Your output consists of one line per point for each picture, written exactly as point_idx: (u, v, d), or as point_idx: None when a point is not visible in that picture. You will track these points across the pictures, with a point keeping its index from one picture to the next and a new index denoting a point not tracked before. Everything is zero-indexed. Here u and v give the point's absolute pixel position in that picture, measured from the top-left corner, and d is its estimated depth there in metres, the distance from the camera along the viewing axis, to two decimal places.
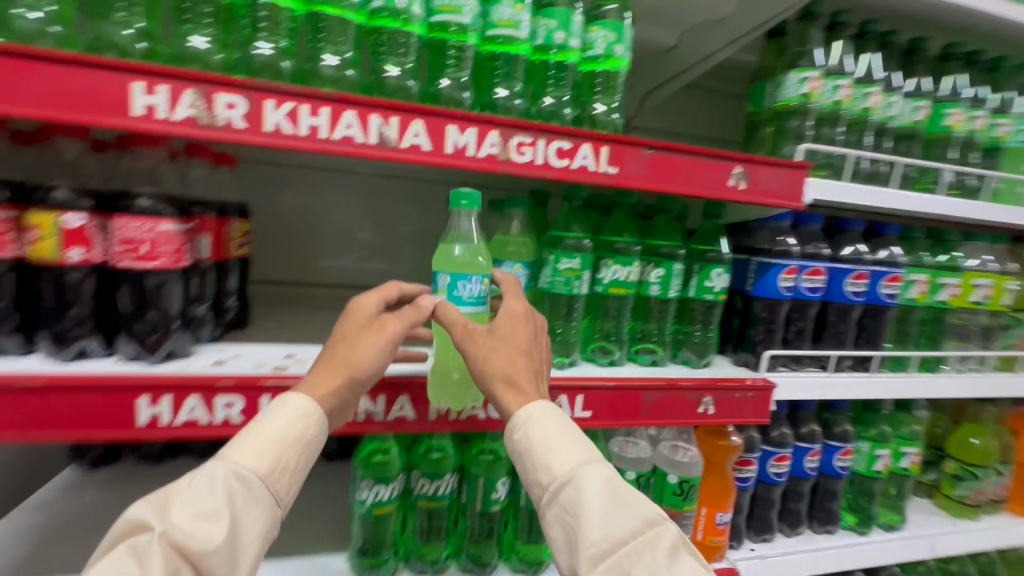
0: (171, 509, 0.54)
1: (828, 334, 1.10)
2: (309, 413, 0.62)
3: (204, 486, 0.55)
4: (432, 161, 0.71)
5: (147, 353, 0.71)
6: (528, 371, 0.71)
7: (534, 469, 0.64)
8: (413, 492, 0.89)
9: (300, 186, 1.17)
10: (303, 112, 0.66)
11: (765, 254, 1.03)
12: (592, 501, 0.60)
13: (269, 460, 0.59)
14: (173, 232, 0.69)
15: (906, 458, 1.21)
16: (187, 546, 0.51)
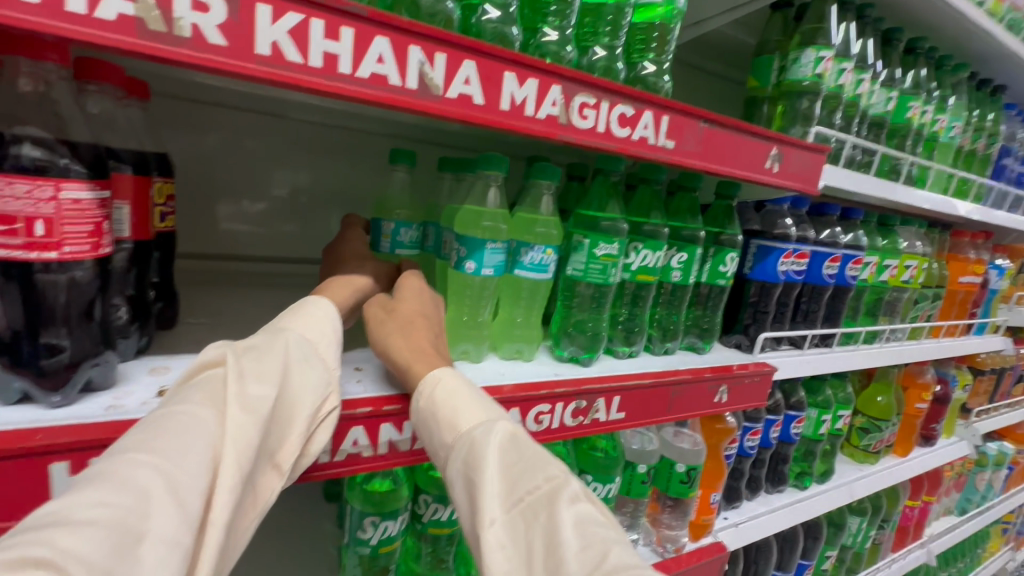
0: (242, 354, 0.44)
1: (801, 315, 1.15)
2: (336, 317, 0.55)
3: (274, 340, 0.47)
4: (486, 119, 0.54)
5: (49, 391, 0.46)
6: (424, 336, 0.60)
7: (438, 432, 0.52)
8: (420, 518, 0.75)
9: (226, 133, 0.88)
10: (315, 30, 0.44)
11: (764, 236, 1.02)
12: (492, 462, 0.47)
13: (324, 338, 0.52)
14: (85, 204, 0.44)
15: (841, 420, 1.36)
16: (252, 386, 0.42)
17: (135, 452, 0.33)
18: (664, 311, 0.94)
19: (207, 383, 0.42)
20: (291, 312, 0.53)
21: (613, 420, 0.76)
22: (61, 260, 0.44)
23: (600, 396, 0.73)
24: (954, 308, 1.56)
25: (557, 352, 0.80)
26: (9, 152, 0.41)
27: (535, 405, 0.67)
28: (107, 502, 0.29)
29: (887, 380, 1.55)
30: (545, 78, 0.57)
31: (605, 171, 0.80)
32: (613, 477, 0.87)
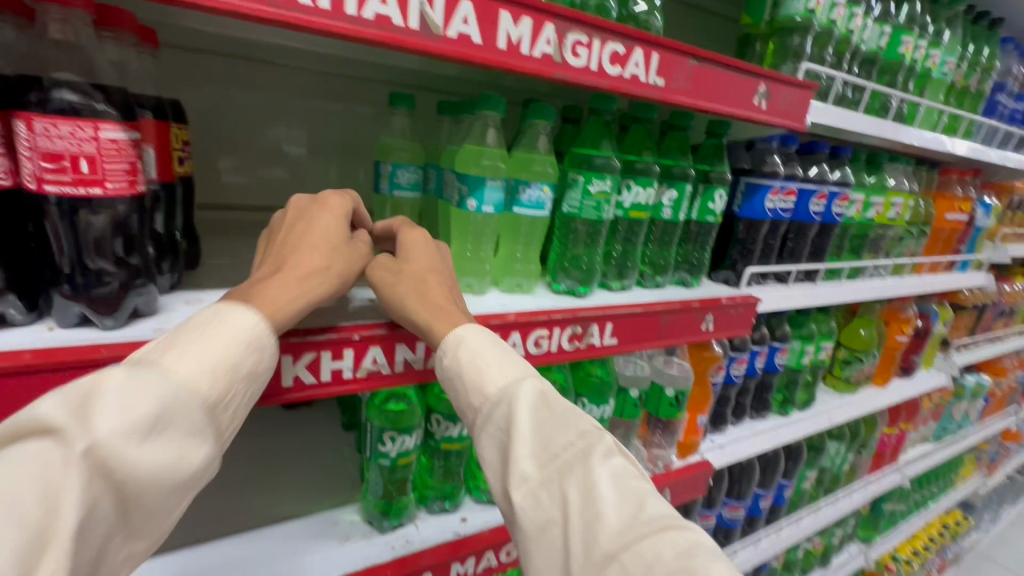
0: (93, 413, 0.34)
1: (788, 251, 1.20)
2: (261, 331, 0.46)
3: (148, 382, 0.36)
4: (484, 57, 0.57)
5: (102, 314, 0.52)
6: (441, 286, 0.63)
7: (469, 396, 0.56)
8: (433, 436, 0.85)
9: (224, 82, 0.90)
10: None
11: (751, 174, 1.07)
12: (526, 424, 0.52)
13: (220, 381, 0.41)
14: (120, 142, 0.48)
15: (823, 351, 1.44)
16: (104, 459, 0.33)
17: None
18: (655, 248, 0.99)
19: (27, 464, 0.31)
20: (191, 334, 0.42)
21: (606, 344, 0.82)
22: (103, 195, 0.48)
23: (594, 322, 0.80)
24: (939, 246, 1.61)
25: (553, 283, 0.86)
26: (48, 96, 0.45)
27: (534, 330, 0.74)
28: None
29: (871, 316, 1.63)
30: (541, 15, 0.59)
31: (599, 110, 0.83)
32: (606, 398, 0.95)
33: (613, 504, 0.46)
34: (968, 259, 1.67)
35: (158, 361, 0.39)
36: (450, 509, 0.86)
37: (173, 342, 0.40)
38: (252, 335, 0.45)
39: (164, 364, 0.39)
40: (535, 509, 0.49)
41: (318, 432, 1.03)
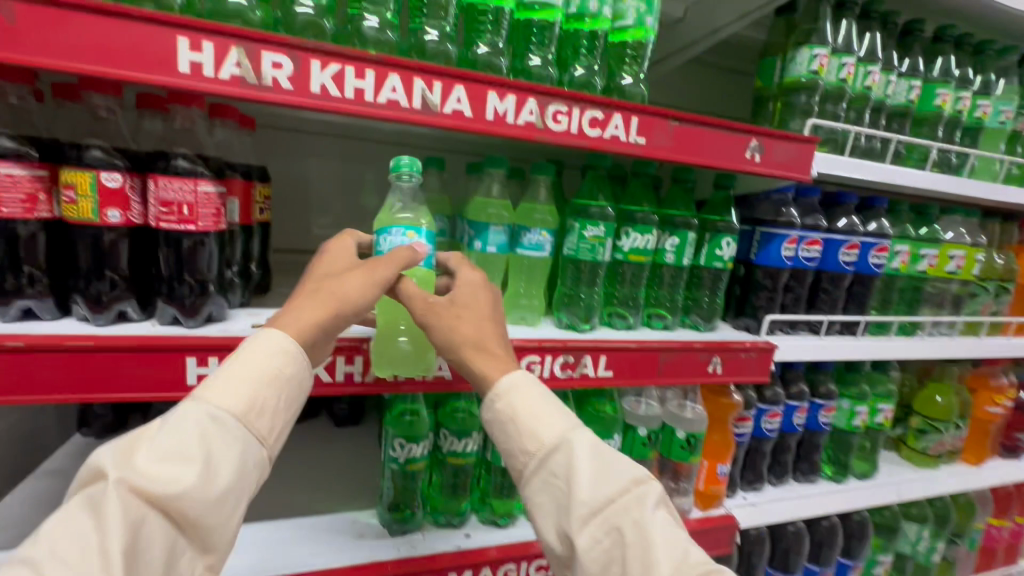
0: (130, 456, 0.47)
1: (823, 300, 1.17)
2: (284, 367, 0.56)
3: (182, 421, 0.50)
4: (473, 127, 0.72)
5: (97, 313, 0.68)
6: (496, 337, 0.71)
7: (523, 438, 0.65)
8: (441, 449, 0.93)
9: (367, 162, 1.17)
10: (339, 362, 0.73)
11: (769, 224, 1.08)
12: (580, 462, 0.61)
13: (257, 383, 0.54)
14: (211, 194, 0.69)
15: (924, 261, 1.21)
16: (154, 493, 0.46)
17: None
18: (665, 291, 1.03)
19: (85, 508, 0.45)
20: (222, 368, 0.55)
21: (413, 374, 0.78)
22: (197, 230, 0.69)
23: (587, 354, 0.87)
24: (993, 378, 1.50)
25: (559, 321, 0.94)
26: (84, 153, 0.63)
27: (526, 355, 0.83)
28: None
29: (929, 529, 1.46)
30: (431, 76, 0.69)
31: (641, 172, 0.99)
32: (612, 433, 1.00)
33: (666, 547, 0.56)
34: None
35: (205, 388, 0.53)
36: (457, 524, 0.95)
37: (203, 385, 0.54)
38: (269, 358, 0.56)
39: (209, 389, 0.53)
40: (597, 548, 0.58)
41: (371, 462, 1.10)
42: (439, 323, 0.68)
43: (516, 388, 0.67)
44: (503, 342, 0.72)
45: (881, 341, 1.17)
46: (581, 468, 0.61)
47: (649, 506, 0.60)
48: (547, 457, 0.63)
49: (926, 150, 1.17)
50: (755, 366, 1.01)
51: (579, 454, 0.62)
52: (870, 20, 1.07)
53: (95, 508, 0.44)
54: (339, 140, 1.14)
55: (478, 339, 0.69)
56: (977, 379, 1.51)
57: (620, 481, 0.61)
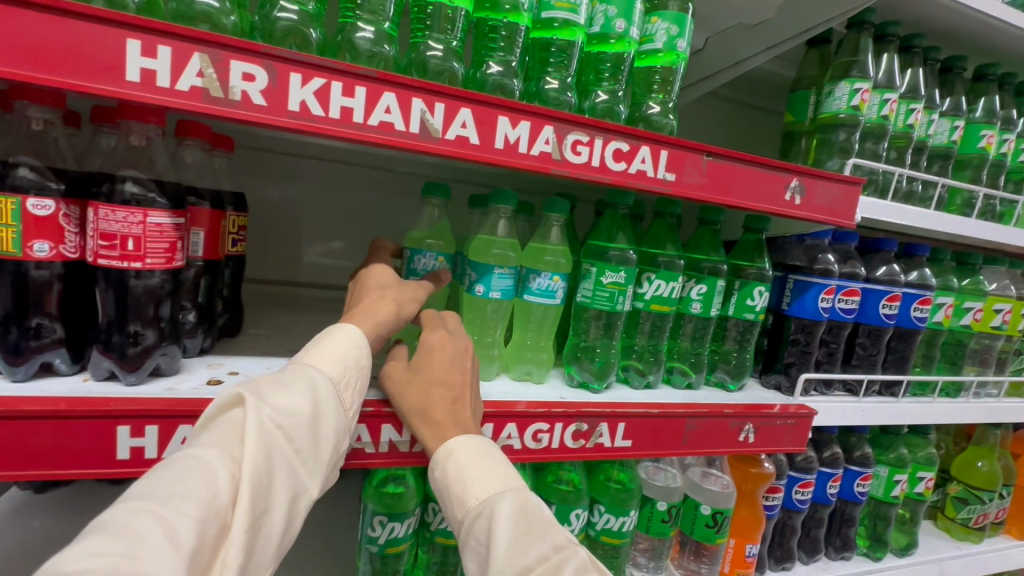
0: (257, 389, 0.50)
1: (858, 358, 1.06)
2: (362, 355, 0.58)
3: (294, 373, 0.53)
4: (480, 156, 0.61)
5: (12, 367, 0.55)
6: (444, 401, 0.60)
7: (451, 506, 0.55)
8: (429, 527, 0.80)
9: (361, 188, 1.07)
10: None
11: (802, 272, 0.97)
12: (498, 528, 0.49)
13: (352, 354, 0.57)
14: (165, 226, 0.58)
15: (968, 315, 1.11)
16: (284, 423, 0.48)
17: (134, 499, 0.38)
18: (688, 343, 0.92)
19: (226, 424, 0.47)
20: (314, 341, 0.58)
21: (396, 441, 0.64)
22: (144, 268, 0.57)
23: (603, 421, 0.74)
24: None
25: (569, 378, 0.82)
26: (9, 173, 0.52)
27: (533, 423, 0.71)
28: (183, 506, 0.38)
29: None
30: (433, 96, 0.59)
31: (665, 212, 0.88)
32: (627, 510, 0.86)
33: None
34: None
35: (304, 355, 0.56)
36: None
37: (301, 352, 0.57)
38: (353, 341, 0.58)
39: (308, 355, 0.56)
40: None
41: (346, 532, 0.95)
42: (391, 388, 0.62)
43: (453, 453, 0.56)
44: (455, 410, 0.60)
45: (925, 405, 1.05)
46: (498, 529, 0.49)
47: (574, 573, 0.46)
48: (468, 526, 0.52)
49: (970, 196, 1.08)
50: (791, 434, 0.89)
51: (499, 518, 0.50)
52: (913, 55, 0.99)
53: (236, 426, 0.47)
54: (333, 163, 1.04)
55: (423, 408, 0.60)
56: (1019, 443, 1.39)
57: (544, 543, 0.49)
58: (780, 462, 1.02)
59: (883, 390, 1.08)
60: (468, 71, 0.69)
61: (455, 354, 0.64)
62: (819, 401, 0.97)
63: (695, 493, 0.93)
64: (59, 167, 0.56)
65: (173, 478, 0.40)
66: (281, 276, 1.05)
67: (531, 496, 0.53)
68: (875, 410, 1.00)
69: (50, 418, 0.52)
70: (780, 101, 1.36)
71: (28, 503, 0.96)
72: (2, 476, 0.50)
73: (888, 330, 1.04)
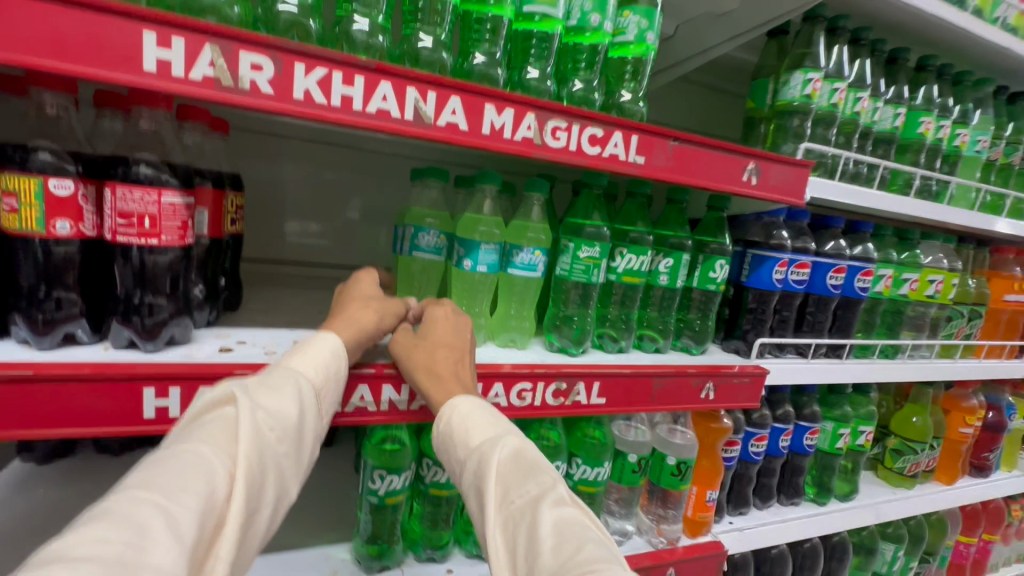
0: (246, 391, 0.53)
1: (808, 324, 1.17)
2: (341, 362, 0.64)
3: (281, 379, 0.57)
4: (468, 141, 0.68)
5: (38, 337, 0.60)
6: (448, 360, 0.69)
7: (454, 449, 0.61)
8: (424, 480, 0.88)
9: (349, 169, 1.11)
10: None
11: (760, 247, 1.07)
12: (491, 466, 0.55)
13: (331, 362, 0.63)
14: (177, 206, 0.62)
15: (905, 285, 1.23)
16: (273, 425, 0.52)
17: (135, 488, 0.40)
18: (656, 313, 1.01)
19: (217, 420, 0.49)
20: (296, 350, 0.63)
21: (396, 400, 0.72)
22: (159, 245, 0.62)
23: (580, 381, 0.83)
24: (965, 400, 1.53)
25: (549, 344, 0.90)
26: (29, 157, 0.56)
27: (518, 383, 0.79)
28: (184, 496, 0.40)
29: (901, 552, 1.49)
30: (426, 86, 0.65)
31: (636, 192, 0.96)
32: (602, 462, 0.96)
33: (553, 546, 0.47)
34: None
35: (287, 362, 0.61)
36: (438, 559, 0.90)
37: (285, 359, 0.61)
38: (333, 348, 0.65)
39: (292, 361, 0.61)
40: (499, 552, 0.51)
41: (344, 491, 1.03)
42: (399, 350, 0.70)
43: (454, 406, 0.63)
44: (457, 367, 0.68)
45: (865, 365, 1.18)
46: (492, 468, 0.55)
47: (550, 505, 0.50)
48: (467, 465, 0.58)
49: (909, 176, 1.19)
50: (747, 391, 0.99)
51: (491, 459, 0.56)
52: (861, 46, 1.08)
53: (227, 423, 0.49)
54: (321, 144, 1.08)
55: (428, 365, 0.68)
56: (950, 401, 1.54)
57: (530, 479, 0.54)
58: (738, 418, 1.14)
59: (829, 353, 1.20)
60: (455, 61, 0.74)
61: (457, 323, 0.74)
62: (772, 363, 1.08)
63: (662, 446, 1.03)
64: (73, 150, 0.60)
65: (172, 470, 0.42)
66: (272, 254, 1.09)
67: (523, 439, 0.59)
68: (821, 370, 1.12)
69: (82, 381, 0.57)
70: (745, 87, 1.44)
71: (33, 474, 1.00)
72: (40, 434, 0.56)
73: (835, 299, 1.16)
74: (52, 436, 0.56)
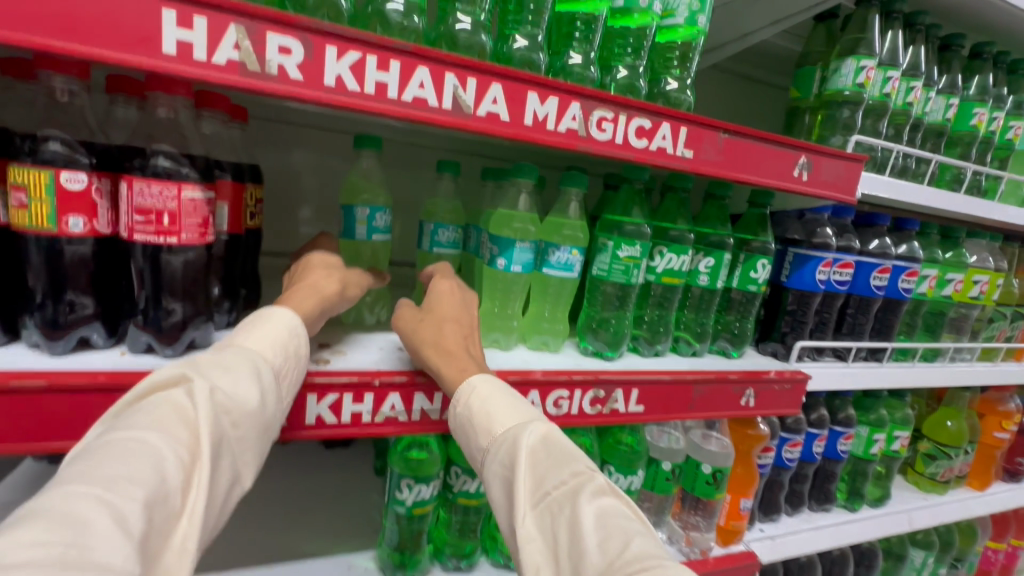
0: (201, 371, 0.48)
1: (847, 326, 1.12)
2: (298, 337, 0.58)
3: (237, 356, 0.51)
4: (509, 132, 0.62)
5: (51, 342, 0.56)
6: (456, 335, 0.66)
7: (475, 437, 0.59)
8: (451, 489, 0.85)
9: None
10: (347, 400, 0.63)
11: (801, 245, 1.02)
12: (522, 456, 0.53)
13: (290, 340, 0.57)
14: (198, 202, 0.58)
15: (950, 286, 1.17)
16: (232, 404, 0.47)
17: (74, 482, 0.35)
18: (693, 314, 0.96)
19: (168, 401, 0.44)
20: (248, 326, 0.56)
21: (430, 410, 0.68)
22: (179, 244, 0.58)
23: (618, 388, 0.78)
24: (1001, 403, 1.48)
25: (583, 348, 0.85)
26: (39, 148, 0.51)
27: (555, 390, 0.74)
28: (133, 483, 0.36)
29: (930, 559, 1.45)
30: (466, 71, 0.59)
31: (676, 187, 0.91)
32: (635, 470, 0.92)
33: (598, 535, 0.45)
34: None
35: (239, 339, 0.55)
36: (465, 568, 0.86)
37: (234, 335, 0.55)
38: (292, 325, 0.59)
39: (247, 338, 0.55)
40: (534, 544, 0.49)
41: (365, 495, 0.99)
42: (405, 327, 0.68)
43: (475, 386, 0.60)
44: (466, 342, 0.66)
45: (906, 369, 1.13)
46: (524, 456, 0.53)
47: (591, 495, 0.49)
48: (493, 453, 0.56)
49: (960, 171, 1.12)
50: (788, 398, 0.94)
51: (523, 446, 0.54)
52: (916, 32, 1.01)
53: (181, 404, 0.44)
54: (342, 134, 1.03)
55: (435, 339, 0.65)
56: (986, 404, 1.49)
57: (564, 469, 0.52)
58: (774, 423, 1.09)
59: (870, 358, 1.14)
60: (494, 44, 0.69)
61: (461, 299, 0.71)
62: (813, 367, 1.03)
63: (695, 453, 0.99)
64: (86, 141, 0.55)
65: (116, 458, 0.37)
66: (288, 248, 1.05)
67: (549, 422, 0.57)
68: (862, 376, 1.07)
69: (98, 390, 0.53)
70: (781, 77, 1.37)
71: (47, 474, 0.97)
72: (54, 447, 0.52)
73: (879, 301, 1.10)
74: (70, 449, 0.52)
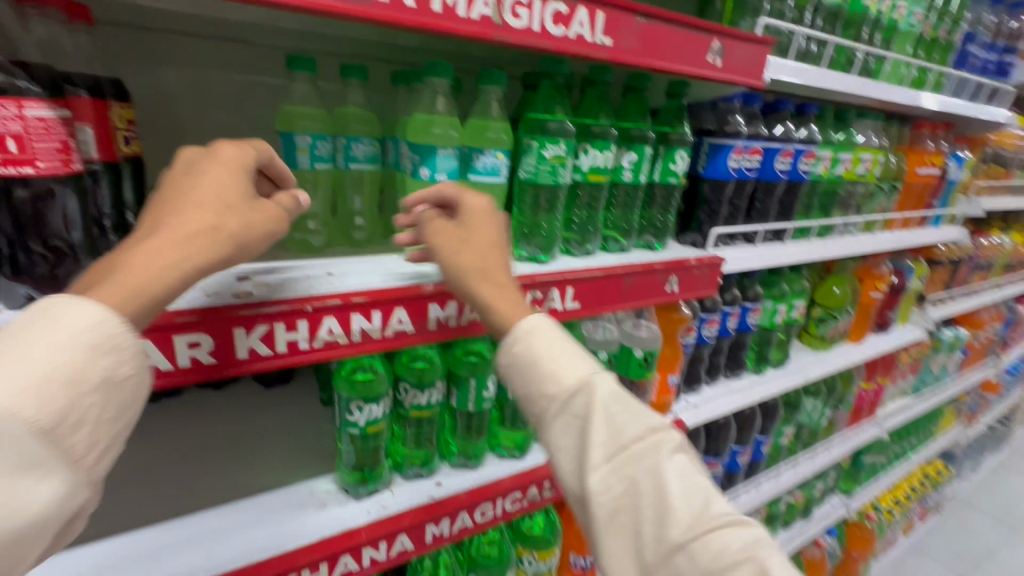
0: None
1: (756, 210, 1.20)
2: (83, 360, 0.39)
3: None
4: (416, 22, 0.56)
5: None
6: (501, 263, 0.67)
7: (533, 384, 0.61)
8: (402, 404, 0.86)
9: (257, 71, 0.93)
10: (279, 331, 0.60)
11: (715, 135, 1.05)
12: (542, 366, 0.61)
13: (67, 360, 0.38)
14: (47, 121, 0.48)
15: (841, 165, 1.28)
16: None
17: None
18: (620, 211, 0.98)
19: None
20: (8, 345, 0.37)
21: (371, 329, 0.66)
22: (36, 175, 0.49)
23: (554, 287, 0.81)
24: (876, 268, 1.71)
25: (518, 255, 0.86)
26: None
27: None
28: None
29: (818, 404, 1.72)
30: None
31: (597, 80, 0.88)
32: None
33: (610, 432, 0.57)
34: (957, 315, 2.06)
35: None
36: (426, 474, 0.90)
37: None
38: (81, 327, 0.39)
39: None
40: (608, 492, 0.55)
41: (316, 426, 0.99)
42: (440, 249, 0.66)
43: (536, 328, 0.62)
44: (507, 268, 0.67)
45: (804, 245, 1.25)
46: (535, 349, 0.61)
47: (610, 393, 0.58)
48: (562, 407, 0.59)
49: (852, 53, 1.18)
50: (706, 280, 1.03)
51: (540, 355, 0.61)
52: None
53: None
54: (217, 41, 0.88)
55: (481, 267, 0.65)
56: (865, 270, 1.71)
57: (574, 366, 0.61)
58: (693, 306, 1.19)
59: (778, 238, 1.25)
60: None
61: (490, 223, 0.68)
62: (728, 250, 1.11)
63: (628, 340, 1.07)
64: None
65: None
66: None
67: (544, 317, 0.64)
68: (769, 254, 1.17)
69: None
70: None
71: None
72: None
73: (783, 184, 1.19)
74: None
